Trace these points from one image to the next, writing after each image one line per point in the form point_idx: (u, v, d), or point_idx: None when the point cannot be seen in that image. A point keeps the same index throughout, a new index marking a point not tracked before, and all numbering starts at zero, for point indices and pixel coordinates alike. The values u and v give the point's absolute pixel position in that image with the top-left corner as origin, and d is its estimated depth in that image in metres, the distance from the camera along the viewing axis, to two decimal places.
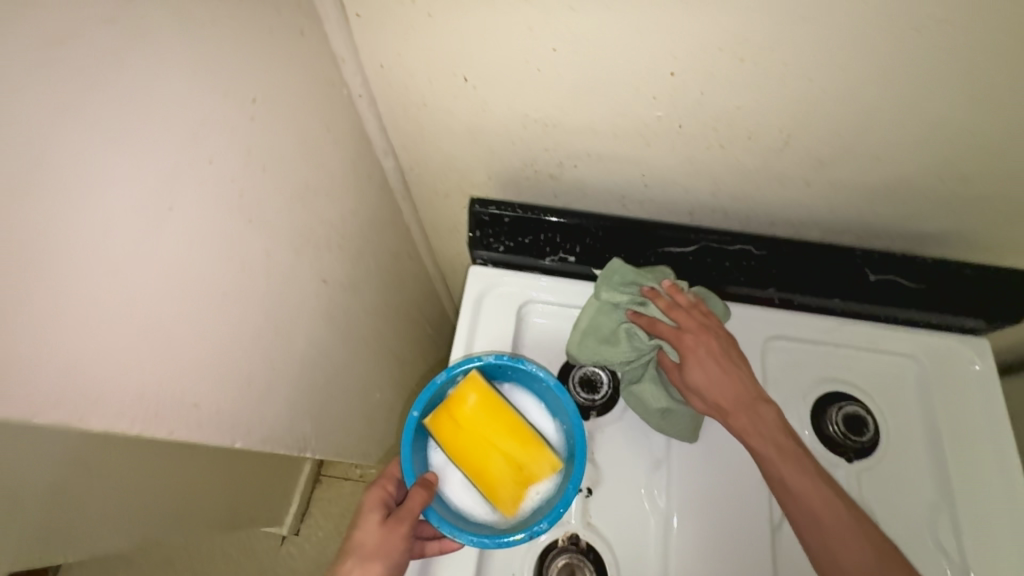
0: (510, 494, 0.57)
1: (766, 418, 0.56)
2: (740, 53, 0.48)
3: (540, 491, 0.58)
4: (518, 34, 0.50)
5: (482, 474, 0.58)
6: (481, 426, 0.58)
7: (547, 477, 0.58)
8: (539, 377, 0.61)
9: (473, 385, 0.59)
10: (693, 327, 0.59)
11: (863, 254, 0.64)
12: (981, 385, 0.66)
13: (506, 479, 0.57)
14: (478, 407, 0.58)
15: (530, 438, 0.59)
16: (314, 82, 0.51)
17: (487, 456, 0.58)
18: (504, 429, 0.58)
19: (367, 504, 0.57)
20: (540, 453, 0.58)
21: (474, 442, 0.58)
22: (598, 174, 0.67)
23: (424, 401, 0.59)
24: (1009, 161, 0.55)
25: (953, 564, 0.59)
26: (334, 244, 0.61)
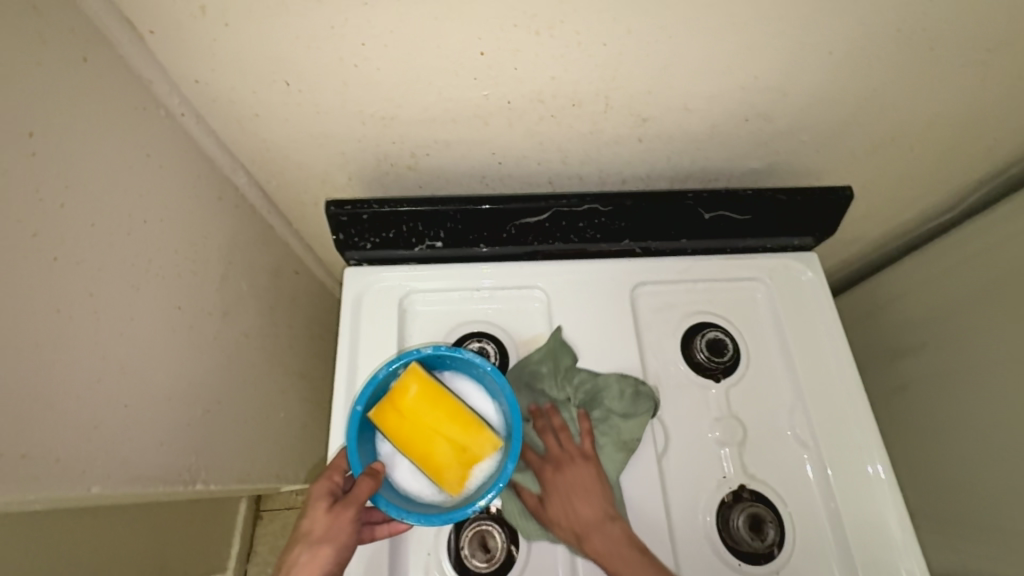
0: (456, 476, 0.57)
1: (614, 535, 0.56)
2: (534, 27, 0.52)
3: (484, 471, 0.57)
4: (323, 33, 0.51)
5: (427, 459, 0.57)
6: (425, 416, 0.57)
7: (490, 456, 0.58)
8: (476, 364, 0.60)
9: (414, 375, 0.58)
10: (559, 461, 0.61)
11: (695, 196, 0.71)
12: (817, 292, 0.74)
13: (452, 462, 0.57)
14: (420, 398, 0.57)
15: (473, 421, 0.58)
16: (116, 107, 0.49)
17: (432, 443, 0.57)
18: (447, 416, 0.57)
19: (314, 494, 0.56)
20: (483, 434, 0.58)
21: (418, 431, 0.57)
22: (452, 160, 0.69)
23: (366, 395, 0.59)
24: (791, 96, 0.63)
25: (810, 451, 0.67)
26: (186, 269, 0.59)
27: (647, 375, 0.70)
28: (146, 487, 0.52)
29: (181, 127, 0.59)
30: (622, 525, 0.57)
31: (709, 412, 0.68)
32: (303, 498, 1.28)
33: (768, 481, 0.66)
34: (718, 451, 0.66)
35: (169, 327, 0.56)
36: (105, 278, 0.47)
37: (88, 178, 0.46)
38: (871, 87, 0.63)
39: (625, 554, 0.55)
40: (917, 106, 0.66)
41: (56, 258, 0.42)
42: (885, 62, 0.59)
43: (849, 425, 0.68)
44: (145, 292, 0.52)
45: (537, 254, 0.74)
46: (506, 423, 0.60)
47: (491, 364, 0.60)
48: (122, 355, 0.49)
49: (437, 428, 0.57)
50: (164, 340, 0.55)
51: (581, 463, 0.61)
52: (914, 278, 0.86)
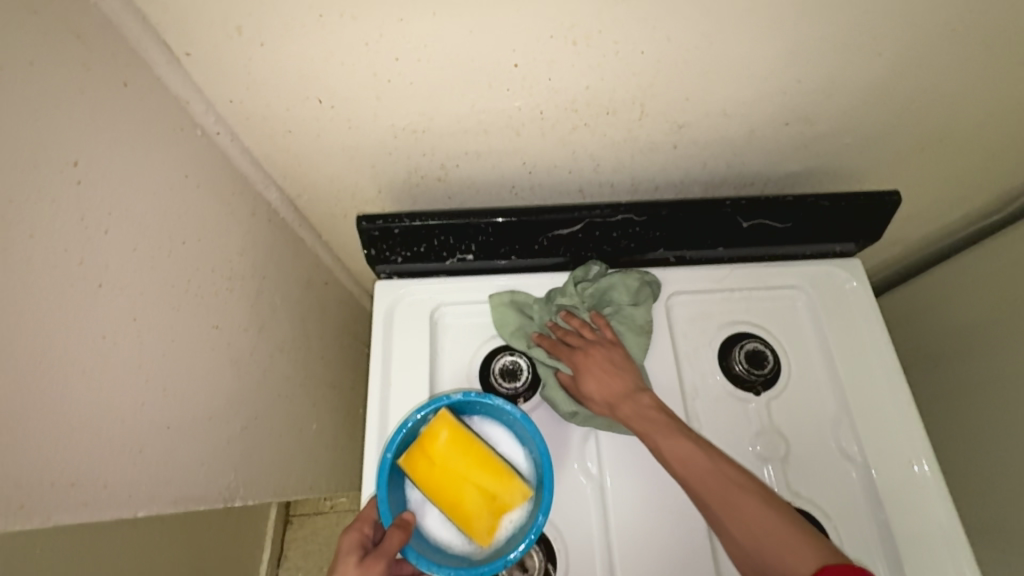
0: (485, 526, 0.56)
1: (644, 404, 0.58)
2: (571, 37, 0.51)
3: (513, 520, 0.57)
4: (357, 49, 0.50)
5: (456, 508, 0.56)
6: (454, 465, 0.57)
7: (520, 505, 0.57)
8: (505, 410, 0.60)
9: (443, 422, 0.58)
10: (587, 344, 0.64)
11: (732, 204, 0.68)
12: (860, 300, 0.71)
13: (481, 512, 0.56)
14: (450, 445, 0.57)
15: (502, 469, 0.57)
16: (155, 129, 0.50)
17: (462, 492, 0.56)
18: (477, 463, 0.57)
19: (342, 548, 0.53)
20: (513, 482, 0.57)
21: (447, 480, 0.56)
22: (482, 170, 0.68)
23: (396, 442, 0.58)
24: (835, 98, 0.60)
25: (856, 465, 0.65)
26: (223, 287, 0.59)
27: (683, 387, 0.68)
28: (190, 506, 0.52)
29: (217, 145, 0.59)
30: (650, 396, 0.58)
31: (750, 426, 0.66)
32: (331, 503, 1.30)
33: (814, 498, 0.63)
34: (760, 467, 0.64)
35: (208, 345, 0.56)
36: (148, 301, 0.47)
37: (130, 201, 0.46)
38: (922, 86, 0.60)
39: (656, 420, 0.56)
40: (970, 105, 0.63)
41: (101, 284, 0.43)
42: (940, 62, 0.56)
43: (898, 439, 0.65)
44: (185, 312, 0.52)
45: (569, 265, 0.72)
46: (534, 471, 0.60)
47: (521, 410, 0.60)
48: (164, 375, 0.49)
49: (467, 477, 0.57)
50: (203, 358, 0.55)
51: (607, 344, 0.63)
52: (961, 282, 0.83)
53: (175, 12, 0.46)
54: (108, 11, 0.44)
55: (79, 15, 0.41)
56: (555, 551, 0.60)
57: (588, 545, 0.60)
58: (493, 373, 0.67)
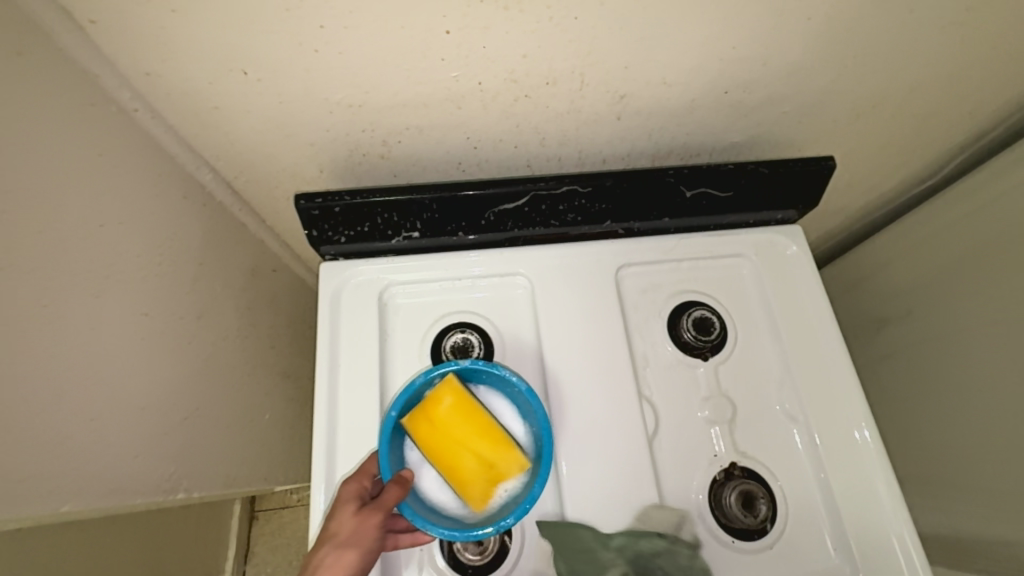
0: (480, 492, 0.56)
1: None
2: (502, 2, 0.50)
3: (509, 490, 0.56)
4: (277, 15, 0.48)
5: (453, 473, 0.56)
6: (455, 430, 0.56)
7: (515, 476, 0.56)
8: (512, 381, 0.59)
9: (449, 388, 0.57)
10: None
11: (676, 173, 0.69)
12: (802, 265, 0.73)
13: (478, 478, 0.56)
14: (453, 411, 0.56)
15: (503, 439, 0.57)
16: (60, 103, 0.47)
17: (460, 457, 0.56)
18: (478, 430, 0.56)
19: (342, 497, 0.53)
20: (510, 452, 0.56)
21: (446, 445, 0.56)
22: (425, 147, 0.67)
23: (401, 402, 0.58)
24: (771, 65, 0.61)
25: (800, 426, 0.67)
26: (152, 272, 0.56)
27: (635, 356, 0.69)
28: (123, 501, 0.50)
29: (135, 123, 0.56)
30: None
31: (698, 391, 0.68)
32: (299, 496, 1.28)
33: (759, 457, 0.66)
34: (709, 430, 0.66)
35: (138, 333, 0.53)
36: (61, 287, 0.45)
37: (33, 179, 0.43)
38: (853, 53, 0.61)
39: None
40: (899, 71, 0.65)
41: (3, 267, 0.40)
42: (867, 26, 0.58)
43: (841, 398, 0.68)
44: (106, 299, 0.50)
45: (518, 241, 0.72)
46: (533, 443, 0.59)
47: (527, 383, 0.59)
48: (86, 364, 0.47)
49: (467, 443, 0.56)
50: (132, 347, 0.52)
51: None
52: (898, 247, 0.86)
53: None
54: None
55: None
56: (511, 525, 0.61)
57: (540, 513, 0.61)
58: (444, 350, 0.67)
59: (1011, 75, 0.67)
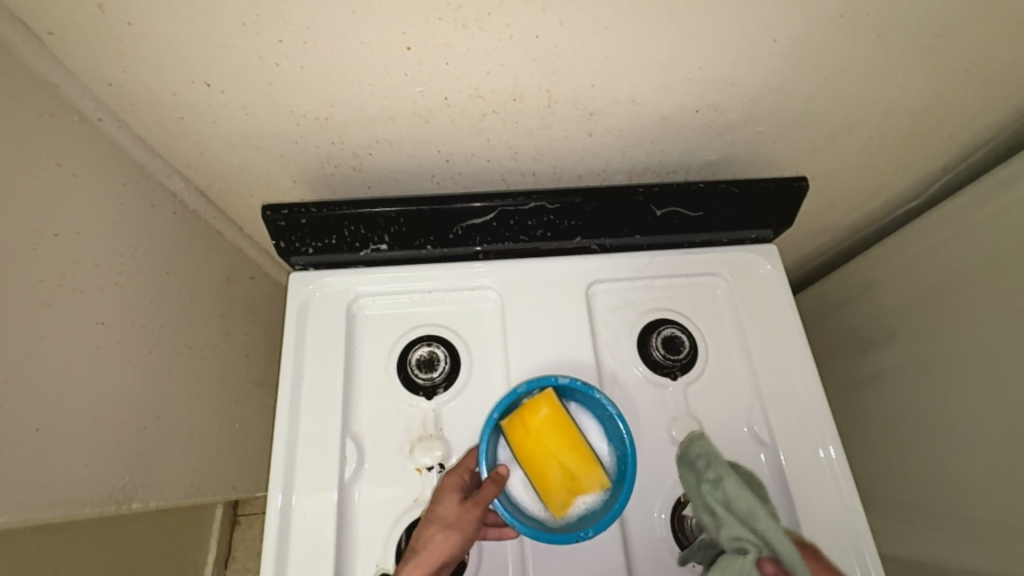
0: (561, 500, 0.55)
1: None
2: (460, 20, 0.49)
3: (588, 504, 0.56)
4: (234, 30, 0.48)
5: (538, 478, 0.56)
6: (547, 439, 0.56)
7: (596, 491, 0.56)
8: (603, 405, 0.58)
9: (546, 399, 0.57)
10: None
11: (645, 191, 0.69)
12: (774, 284, 0.73)
13: (560, 487, 0.56)
14: (547, 422, 0.56)
15: (589, 455, 0.56)
16: (16, 114, 0.47)
17: (546, 465, 0.56)
18: (569, 443, 0.56)
19: (445, 484, 0.55)
20: (594, 468, 0.56)
21: (535, 453, 0.56)
22: (397, 159, 0.67)
23: (503, 405, 0.57)
24: (740, 85, 0.61)
25: (767, 447, 0.66)
26: (112, 282, 0.56)
27: (602, 375, 0.68)
28: (71, 511, 0.50)
29: (100, 133, 0.56)
30: None
31: (665, 411, 0.67)
32: None
33: None
34: (674, 450, 0.65)
35: (90, 342, 0.53)
36: (7, 297, 0.45)
37: None
38: (823, 75, 0.60)
39: None
40: (874, 94, 0.64)
41: None
42: (836, 48, 0.57)
43: (812, 424, 0.66)
44: (57, 310, 0.50)
45: (489, 255, 0.71)
46: (615, 464, 0.58)
47: (618, 409, 0.57)
48: (29, 374, 0.46)
49: (556, 453, 0.56)
50: (83, 357, 0.52)
51: None
52: (882, 268, 0.85)
53: None
54: None
55: None
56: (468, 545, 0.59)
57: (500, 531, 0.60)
58: (410, 364, 0.66)
59: (990, 99, 0.66)
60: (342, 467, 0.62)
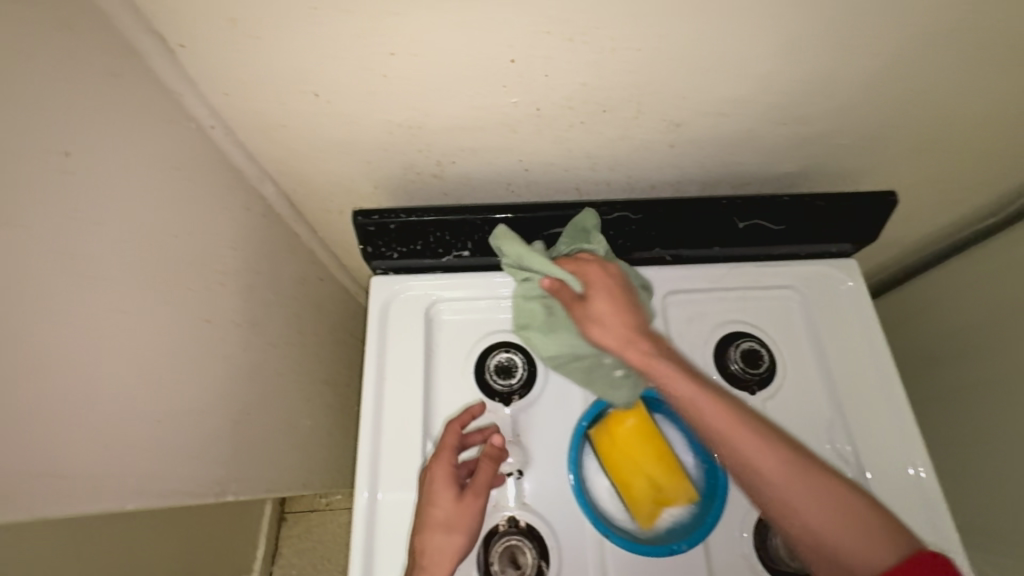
0: (649, 512, 0.56)
1: None
2: (567, 33, 0.50)
3: (676, 515, 0.56)
4: (351, 43, 0.50)
5: (625, 491, 0.57)
6: (635, 452, 0.56)
7: (683, 503, 0.56)
8: (692, 418, 0.58)
9: (634, 412, 0.57)
10: None
11: (730, 203, 0.68)
12: (857, 300, 0.71)
13: (648, 499, 0.56)
14: (635, 435, 0.57)
15: (677, 468, 0.57)
16: (147, 120, 0.49)
17: (634, 478, 0.56)
18: (658, 457, 0.56)
19: (433, 475, 0.56)
20: (682, 482, 0.56)
21: (624, 465, 0.56)
22: (477, 167, 0.68)
23: (590, 414, 0.59)
24: (835, 98, 0.60)
25: (852, 465, 0.64)
26: (215, 282, 0.59)
27: None
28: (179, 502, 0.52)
29: (209, 138, 0.58)
30: None
31: None
32: (327, 500, 1.29)
33: None
34: None
35: (199, 339, 0.55)
36: (138, 294, 0.47)
37: (122, 192, 0.45)
38: (921, 88, 0.59)
39: None
40: (971, 108, 0.62)
41: (91, 277, 0.42)
42: (941, 62, 0.56)
43: (898, 445, 0.64)
44: (175, 308, 0.52)
45: None
46: (704, 478, 0.58)
47: None
48: (154, 369, 0.49)
49: (644, 467, 0.56)
50: (194, 354, 0.54)
51: None
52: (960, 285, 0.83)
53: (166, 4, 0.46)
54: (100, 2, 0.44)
55: (68, 4, 0.41)
56: (550, 557, 0.57)
57: (582, 540, 0.57)
58: (488, 369, 0.66)
59: None
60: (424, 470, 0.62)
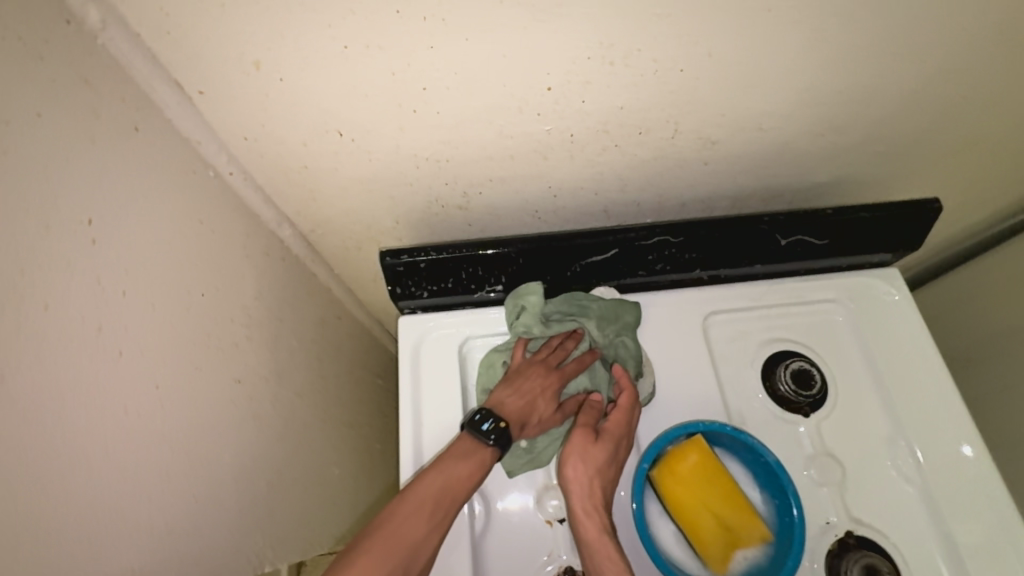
0: (720, 555, 0.52)
1: None
2: (608, 57, 0.48)
3: (749, 558, 0.52)
4: (382, 80, 0.47)
5: (693, 533, 0.53)
6: (701, 490, 0.53)
7: (756, 543, 0.53)
8: (759, 451, 0.54)
9: (696, 447, 0.54)
10: None
11: (771, 220, 0.66)
12: (903, 312, 0.69)
13: (718, 540, 0.52)
14: (698, 471, 0.53)
15: (745, 504, 0.53)
16: (169, 172, 0.46)
17: (702, 517, 0.52)
18: (724, 494, 0.53)
19: (543, 370, 0.58)
20: (753, 520, 0.53)
21: (689, 504, 0.53)
22: (505, 196, 0.65)
23: (651, 452, 0.54)
24: (876, 108, 0.58)
25: (918, 486, 0.61)
26: (241, 337, 0.55)
27: (729, 412, 0.64)
28: None
29: (227, 185, 0.55)
30: None
31: (801, 450, 0.62)
32: None
33: (878, 525, 0.59)
34: (817, 493, 0.60)
35: (229, 400, 0.51)
36: (170, 362, 0.43)
37: (148, 254, 0.42)
38: (963, 92, 0.57)
39: None
40: (1011, 113, 0.61)
41: (122, 352, 0.38)
42: (985, 66, 0.54)
43: (959, 452, 0.62)
44: (206, 371, 0.48)
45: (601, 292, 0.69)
46: (774, 514, 0.54)
47: (777, 457, 0.53)
48: (188, 442, 0.45)
49: (711, 505, 0.53)
50: (225, 418, 0.50)
51: None
52: None
53: (188, 51, 0.43)
54: (116, 52, 0.41)
55: (85, 59, 0.38)
56: None
57: None
58: None
59: None
60: (470, 519, 0.58)
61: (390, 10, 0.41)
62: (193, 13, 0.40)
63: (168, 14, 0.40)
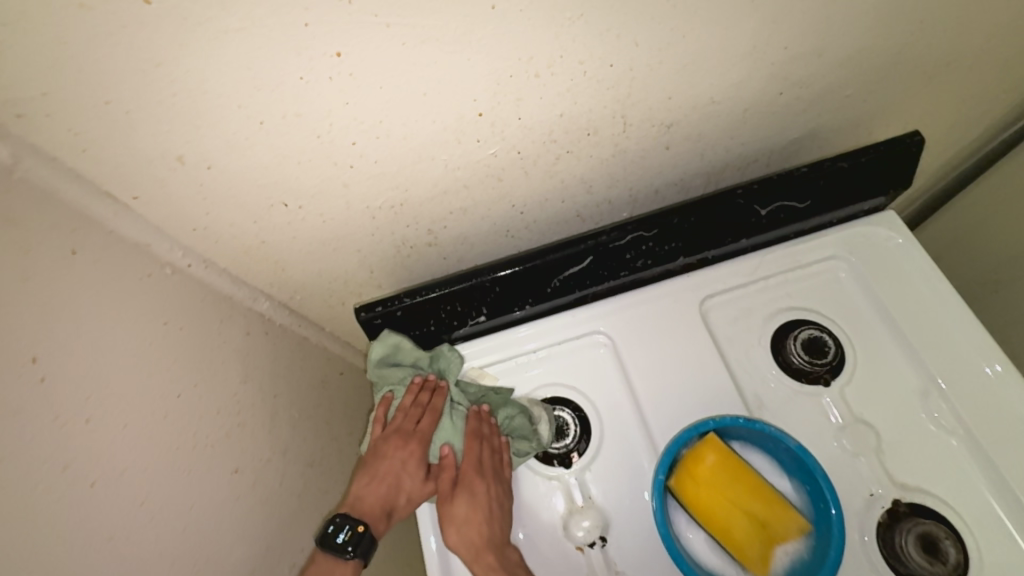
0: (760, 555, 0.49)
1: None
2: (532, 70, 0.46)
3: (791, 553, 0.50)
4: (309, 145, 0.46)
5: (726, 537, 0.50)
6: (724, 490, 0.50)
7: (796, 537, 0.50)
8: (779, 439, 0.52)
9: (710, 445, 0.52)
10: None
11: (746, 192, 0.64)
12: (910, 255, 0.65)
13: (754, 540, 0.49)
14: (719, 471, 0.51)
15: (776, 497, 0.50)
16: (121, 283, 0.46)
17: (730, 518, 0.50)
18: (751, 490, 0.50)
19: (400, 441, 0.59)
20: (787, 512, 0.50)
21: (716, 507, 0.50)
22: (472, 225, 0.63)
23: (664, 462, 0.52)
24: (829, 54, 0.55)
25: (964, 437, 0.56)
26: (233, 426, 0.54)
27: (745, 398, 0.60)
28: None
29: (191, 277, 0.54)
30: None
31: (829, 423, 0.59)
32: None
33: (928, 488, 0.55)
34: (855, 465, 0.57)
35: (228, 493, 0.51)
36: (151, 474, 0.43)
37: (108, 374, 0.42)
38: (919, 18, 0.54)
39: None
40: (974, 28, 0.57)
41: (95, 481, 0.39)
42: None
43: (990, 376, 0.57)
44: (196, 471, 0.48)
45: (587, 299, 0.67)
46: (808, 501, 0.52)
47: (799, 441, 0.51)
48: (185, 548, 0.44)
49: (739, 504, 0.50)
50: (225, 515, 0.50)
51: None
52: None
53: (110, 162, 0.43)
54: (40, 181, 0.41)
55: (10, 200, 0.39)
56: None
57: None
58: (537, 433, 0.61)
59: None
60: None
61: (294, 77, 0.40)
62: (102, 125, 0.40)
63: (77, 132, 0.40)
